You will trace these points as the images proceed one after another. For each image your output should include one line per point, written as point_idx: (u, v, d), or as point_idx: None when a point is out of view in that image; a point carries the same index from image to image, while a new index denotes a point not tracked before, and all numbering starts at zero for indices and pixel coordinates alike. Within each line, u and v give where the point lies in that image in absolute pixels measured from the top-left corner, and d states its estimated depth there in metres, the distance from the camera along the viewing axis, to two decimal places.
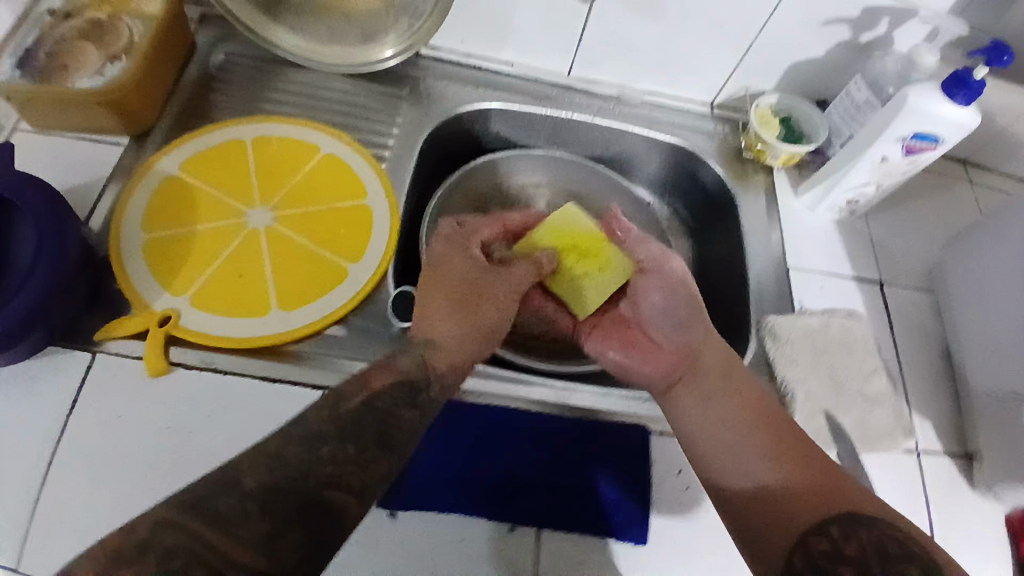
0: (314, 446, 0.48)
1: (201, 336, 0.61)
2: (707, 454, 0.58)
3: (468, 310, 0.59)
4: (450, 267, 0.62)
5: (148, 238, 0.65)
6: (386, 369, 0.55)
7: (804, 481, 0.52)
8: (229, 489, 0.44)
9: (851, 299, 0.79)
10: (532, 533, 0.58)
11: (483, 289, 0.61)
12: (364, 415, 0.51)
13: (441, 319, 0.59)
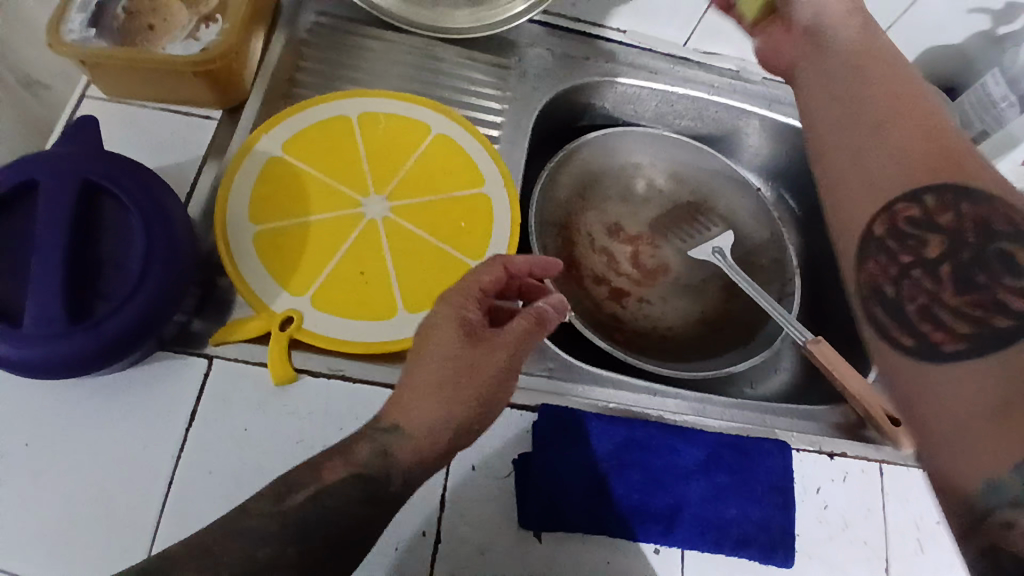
0: (251, 548, 0.43)
1: (326, 341, 0.56)
2: (840, 194, 0.47)
3: (446, 391, 0.47)
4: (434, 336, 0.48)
5: (258, 230, 0.59)
6: (345, 457, 0.47)
7: (918, 150, 0.44)
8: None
9: None
10: (679, 556, 0.57)
11: (469, 371, 0.47)
12: (313, 511, 0.45)
13: (417, 404, 0.47)
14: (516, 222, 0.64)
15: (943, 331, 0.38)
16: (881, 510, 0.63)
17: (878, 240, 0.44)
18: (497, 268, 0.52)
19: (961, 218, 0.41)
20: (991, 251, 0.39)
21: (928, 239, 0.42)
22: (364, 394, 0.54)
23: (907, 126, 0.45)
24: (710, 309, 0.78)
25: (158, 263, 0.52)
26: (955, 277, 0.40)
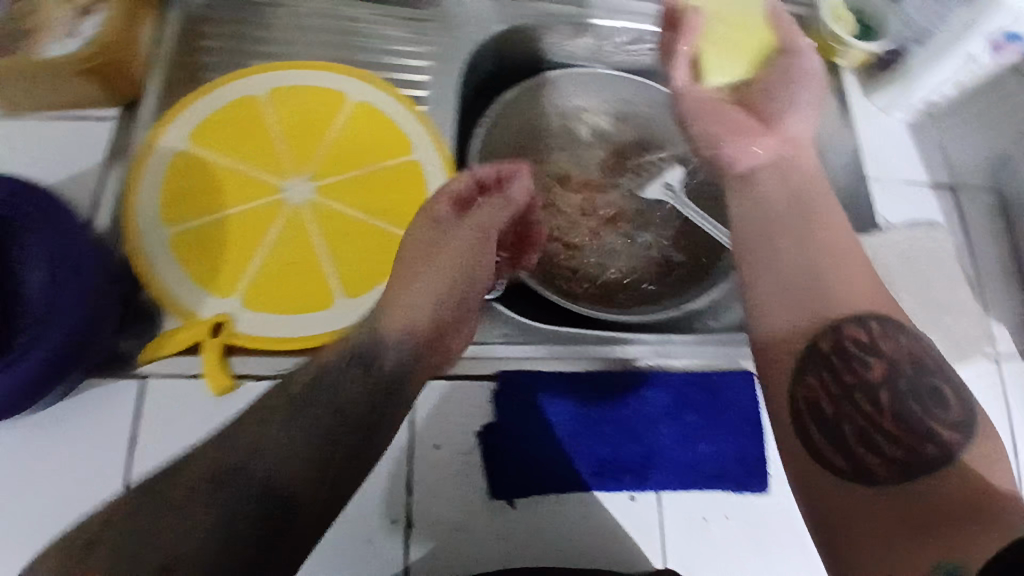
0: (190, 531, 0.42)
1: (262, 341, 0.53)
2: (761, 300, 0.55)
3: (433, 261, 0.56)
4: (433, 237, 0.56)
5: (173, 232, 0.56)
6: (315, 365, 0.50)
7: (855, 295, 0.51)
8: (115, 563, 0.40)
9: (931, 208, 0.74)
10: (656, 499, 0.57)
11: (440, 256, 0.56)
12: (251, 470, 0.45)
13: (408, 289, 0.54)
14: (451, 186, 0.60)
15: (881, 450, 0.44)
16: None
17: (819, 355, 0.49)
18: (466, 180, 0.58)
19: (880, 372, 0.47)
20: (924, 385, 0.46)
21: (870, 364, 0.47)
22: None
23: (853, 290, 0.51)
24: (672, 249, 0.75)
25: (70, 288, 0.49)
26: (892, 416, 0.45)
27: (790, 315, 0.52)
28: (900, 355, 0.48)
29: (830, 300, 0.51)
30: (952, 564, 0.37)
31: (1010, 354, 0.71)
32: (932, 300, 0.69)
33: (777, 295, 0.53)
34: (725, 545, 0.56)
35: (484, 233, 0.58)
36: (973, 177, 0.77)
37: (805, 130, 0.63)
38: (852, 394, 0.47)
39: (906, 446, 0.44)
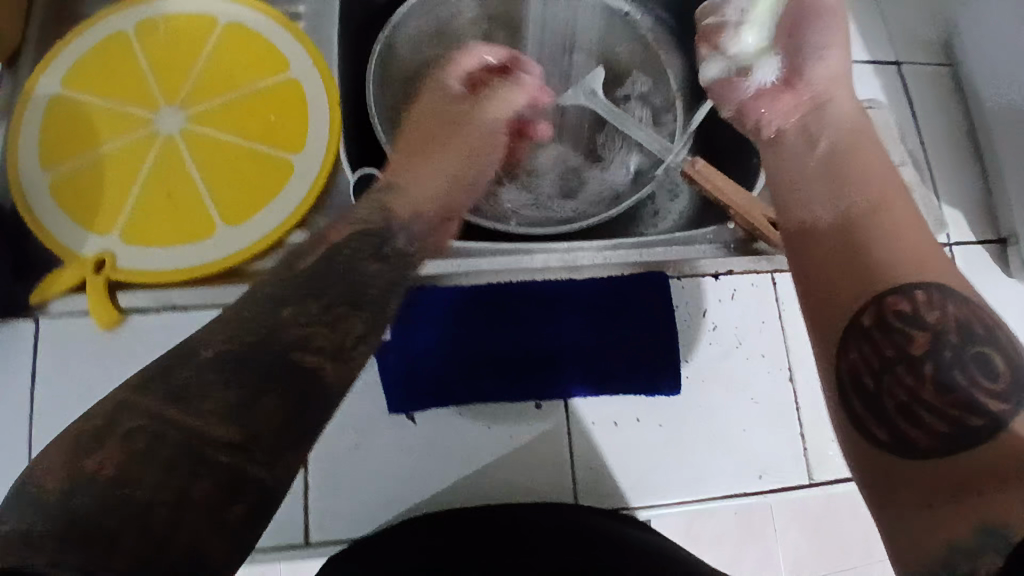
0: (202, 391, 0.34)
1: (143, 274, 0.53)
2: (809, 277, 0.43)
3: (428, 146, 0.60)
4: (426, 106, 0.63)
5: (54, 179, 0.55)
6: (346, 220, 0.48)
7: (914, 253, 0.40)
8: (91, 452, 0.31)
9: (868, 86, 0.69)
10: (562, 406, 0.56)
11: (435, 133, 0.61)
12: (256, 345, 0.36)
13: (412, 177, 0.55)
14: (334, 109, 0.58)
15: (920, 427, 0.34)
16: (777, 321, 0.60)
17: (862, 330, 0.38)
18: (472, 58, 0.66)
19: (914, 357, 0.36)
20: (972, 351, 0.35)
21: (911, 335, 0.36)
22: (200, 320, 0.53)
23: (915, 247, 0.40)
24: (602, 155, 0.72)
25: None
26: (927, 384, 0.35)
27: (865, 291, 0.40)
28: (926, 305, 0.37)
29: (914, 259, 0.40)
30: (992, 525, 0.29)
31: (956, 238, 0.66)
32: None
33: (833, 276, 0.42)
34: (632, 447, 0.56)
35: (491, 121, 0.64)
36: (917, 53, 0.71)
37: (836, 71, 0.55)
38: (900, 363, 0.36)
39: (945, 421, 0.33)
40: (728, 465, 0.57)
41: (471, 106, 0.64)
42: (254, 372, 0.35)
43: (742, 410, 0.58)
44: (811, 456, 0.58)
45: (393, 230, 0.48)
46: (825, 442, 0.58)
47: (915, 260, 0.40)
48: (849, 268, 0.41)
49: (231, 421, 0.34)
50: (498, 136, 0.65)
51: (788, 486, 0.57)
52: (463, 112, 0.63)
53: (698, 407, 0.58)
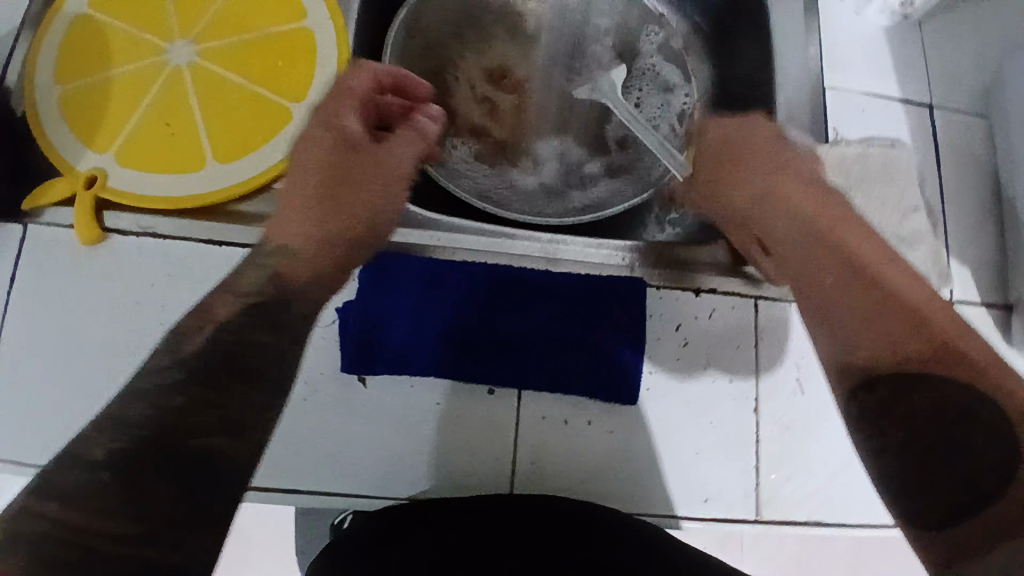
0: (146, 400, 0.40)
1: (130, 197, 0.54)
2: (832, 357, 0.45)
3: (331, 199, 0.53)
4: (306, 135, 0.55)
5: (64, 92, 0.57)
6: (231, 292, 0.47)
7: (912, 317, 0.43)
8: (75, 464, 0.37)
9: (894, 127, 0.66)
10: (515, 396, 0.56)
11: (339, 181, 0.54)
12: (219, 340, 0.44)
13: (291, 222, 0.52)
14: (342, 64, 0.58)
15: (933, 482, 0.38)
16: (752, 348, 0.58)
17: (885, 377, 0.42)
18: (363, 75, 0.56)
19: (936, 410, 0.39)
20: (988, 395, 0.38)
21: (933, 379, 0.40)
22: (175, 250, 0.54)
23: (915, 312, 0.43)
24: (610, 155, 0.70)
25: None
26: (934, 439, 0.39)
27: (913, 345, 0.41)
28: (940, 363, 0.40)
29: (924, 328, 0.42)
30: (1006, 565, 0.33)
31: (959, 296, 0.63)
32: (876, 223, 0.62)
33: (851, 346, 0.44)
34: (578, 448, 0.55)
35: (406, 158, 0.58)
36: (953, 99, 0.68)
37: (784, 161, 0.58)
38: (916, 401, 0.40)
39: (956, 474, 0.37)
40: (673, 485, 0.55)
41: (355, 146, 0.55)
42: (186, 388, 0.41)
43: (697, 433, 0.56)
44: (762, 493, 0.56)
45: (293, 292, 0.49)
46: (779, 481, 0.56)
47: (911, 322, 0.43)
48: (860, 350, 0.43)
49: (172, 420, 0.39)
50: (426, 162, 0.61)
51: (731, 518, 0.55)
52: (347, 148, 0.55)
53: (652, 422, 0.56)
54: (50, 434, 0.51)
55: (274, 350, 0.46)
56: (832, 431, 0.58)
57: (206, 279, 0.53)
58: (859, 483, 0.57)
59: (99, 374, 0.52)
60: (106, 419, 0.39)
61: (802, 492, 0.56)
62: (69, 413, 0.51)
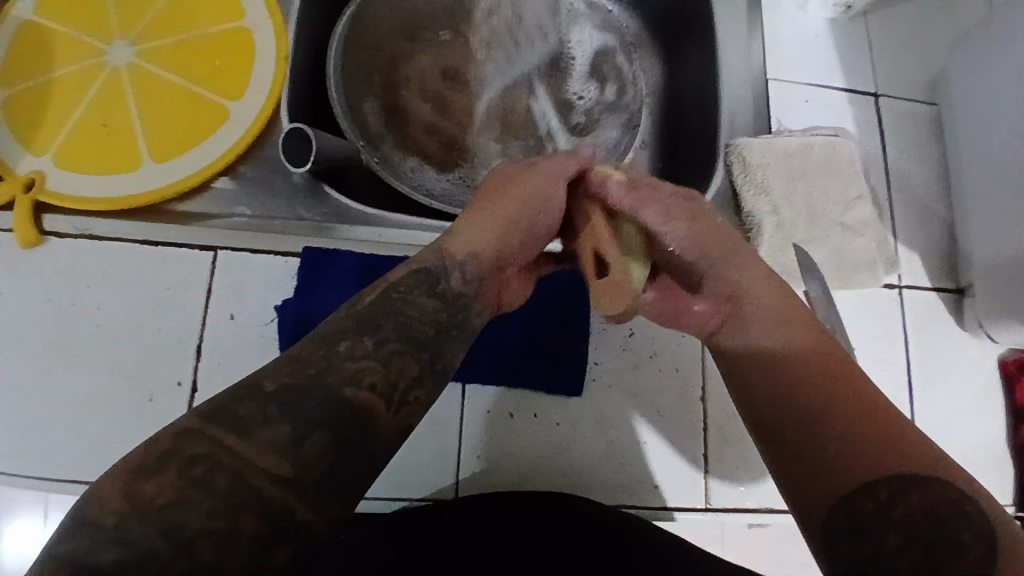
0: (268, 421, 0.30)
1: (67, 199, 0.54)
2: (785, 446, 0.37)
3: (483, 210, 0.43)
4: (496, 172, 0.47)
5: (4, 96, 0.57)
6: (383, 282, 0.39)
7: (806, 346, 0.39)
8: (149, 476, 0.28)
9: (839, 118, 0.66)
10: (458, 390, 0.56)
11: (493, 201, 0.43)
12: (352, 369, 0.32)
13: (475, 229, 0.42)
14: (282, 63, 0.58)
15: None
16: (699, 337, 0.58)
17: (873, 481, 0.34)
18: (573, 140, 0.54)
19: (908, 511, 0.33)
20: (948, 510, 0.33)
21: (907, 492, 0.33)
22: (114, 251, 0.53)
23: (862, 401, 0.37)
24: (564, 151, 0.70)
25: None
26: (908, 539, 0.32)
27: (843, 448, 0.35)
28: (821, 385, 0.37)
29: (833, 371, 0.38)
30: None
31: (908, 282, 0.63)
32: (821, 212, 0.62)
33: (777, 409, 0.38)
34: (522, 441, 0.55)
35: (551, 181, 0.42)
36: (898, 88, 0.68)
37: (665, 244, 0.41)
38: (892, 499, 0.33)
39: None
40: (619, 478, 0.55)
41: (529, 165, 0.45)
42: (318, 431, 0.30)
43: (646, 424, 0.56)
44: (711, 483, 0.55)
45: (447, 270, 0.40)
46: (728, 473, 0.56)
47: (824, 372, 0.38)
48: (769, 360, 0.39)
49: (283, 462, 0.29)
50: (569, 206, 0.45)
51: (678, 508, 0.55)
52: (517, 171, 0.44)
53: (597, 413, 0.56)
54: None
55: (409, 412, 0.34)
56: None
57: (145, 278, 0.53)
58: None
59: (34, 375, 0.51)
60: (221, 406, 0.30)
61: (752, 481, 0.56)
62: (2, 416, 0.51)
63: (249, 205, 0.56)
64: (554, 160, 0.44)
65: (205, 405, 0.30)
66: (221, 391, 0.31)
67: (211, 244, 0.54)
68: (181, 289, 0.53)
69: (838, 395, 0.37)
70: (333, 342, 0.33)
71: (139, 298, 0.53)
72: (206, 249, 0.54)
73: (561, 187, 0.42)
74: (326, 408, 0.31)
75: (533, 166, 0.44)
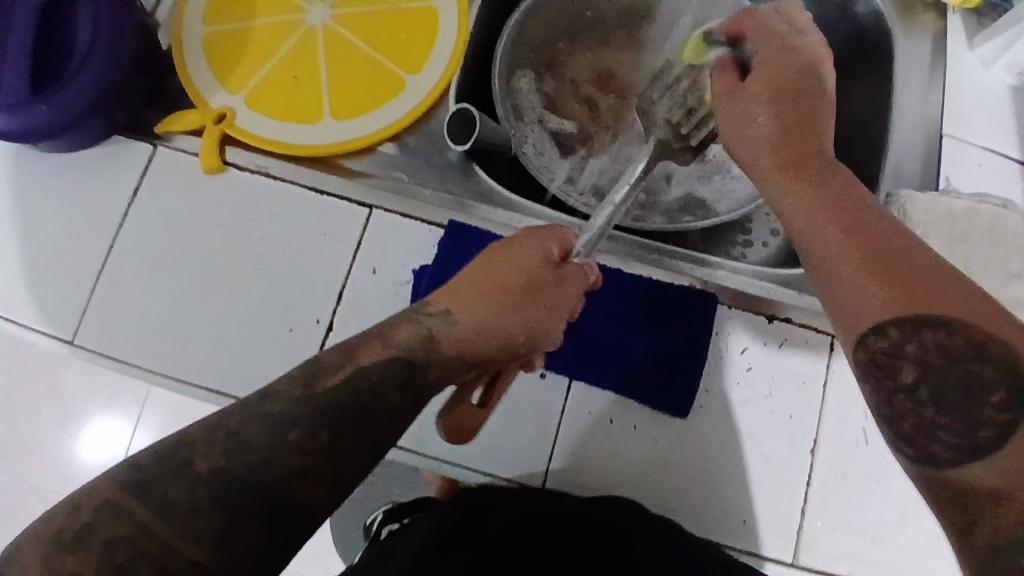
0: (275, 432, 0.35)
1: (251, 137, 0.59)
2: (838, 315, 0.35)
3: (508, 311, 0.46)
4: (516, 258, 0.48)
5: (208, 33, 0.62)
6: (383, 341, 0.42)
7: (873, 290, 0.33)
8: (175, 473, 0.33)
9: (1010, 187, 0.62)
10: (565, 385, 0.57)
11: (526, 308, 0.47)
12: (343, 394, 0.38)
13: (468, 327, 0.45)
14: (460, 45, 0.61)
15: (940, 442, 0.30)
16: (820, 387, 0.56)
17: (890, 355, 0.32)
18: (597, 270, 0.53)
19: (939, 344, 0.31)
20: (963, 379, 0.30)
21: (908, 370, 0.32)
22: (282, 192, 0.58)
23: (931, 289, 0.32)
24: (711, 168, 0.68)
25: (100, 57, 0.55)
26: (937, 414, 0.31)
27: (885, 284, 0.33)
28: (912, 305, 0.32)
29: (915, 286, 0.33)
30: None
31: None
32: (975, 283, 0.58)
33: (856, 301, 0.34)
34: (619, 449, 0.55)
35: (560, 310, 0.49)
36: None
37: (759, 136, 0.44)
38: (910, 350, 0.32)
39: (960, 428, 0.30)
40: (710, 508, 0.54)
41: (561, 275, 0.49)
42: (248, 499, 0.33)
43: (747, 461, 0.55)
44: (803, 537, 0.54)
45: (424, 363, 0.42)
46: (824, 529, 0.54)
47: (870, 254, 0.34)
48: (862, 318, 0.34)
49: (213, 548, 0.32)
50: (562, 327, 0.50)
51: (764, 554, 0.54)
52: (551, 279, 0.48)
53: (699, 439, 0.55)
54: (142, 335, 0.56)
55: (408, 416, 0.41)
56: (889, 490, 0.54)
57: (304, 221, 0.58)
58: (912, 550, 0.54)
59: (194, 288, 0.57)
60: (232, 420, 0.36)
61: (846, 546, 0.54)
62: (159, 320, 0.57)
63: (407, 171, 0.60)
64: (576, 271, 0.50)
65: (167, 444, 0.34)
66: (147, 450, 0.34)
67: (369, 202, 0.58)
68: (334, 237, 0.57)
69: (870, 236, 0.35)
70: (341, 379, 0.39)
71: (297, 239, 0.57)
72: (362, 206, 0.58)
73: (567, 313, 0.50)
74: (255, 455, 0.35)
75: (565, 281, 0.49)
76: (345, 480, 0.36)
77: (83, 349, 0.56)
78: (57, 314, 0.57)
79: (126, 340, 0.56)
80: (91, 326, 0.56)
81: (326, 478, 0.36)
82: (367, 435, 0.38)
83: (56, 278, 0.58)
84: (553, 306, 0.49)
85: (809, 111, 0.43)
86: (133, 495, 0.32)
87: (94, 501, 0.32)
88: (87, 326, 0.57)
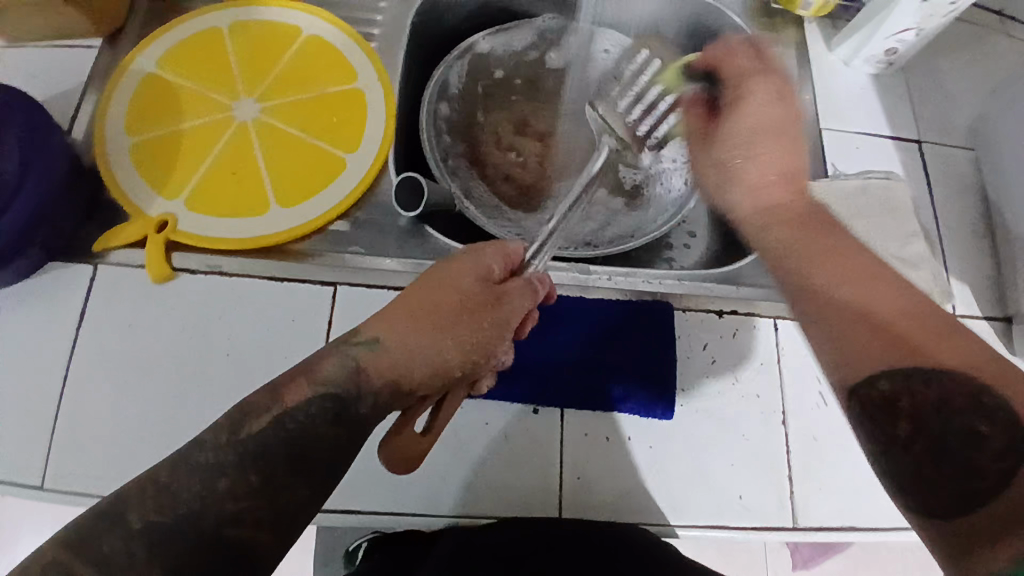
0: (207, 479, 0.41)
1: (200, 238, 0.59)
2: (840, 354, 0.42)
3: (434, 331, 0.48)
4: (451, 278, 0.50)
5: (134, 144, 0.62)
6: (310, 376, 0.46)
7: (874, 342, 0.41)
8: (112, 530, 0.38)
9: (888, 161, 0.72)
10: (557, 415, 0.59)
11: (460, 329, 0.49)
12: (273, 435, 0.43)
13: (397, 349, 0.47)
14: (390, 118, 0.65)
15: (948, 465, 0.37)
16: (776, 364, 0.62)
17: (870, 398, 0.40)
18: (542, 285, 0.54)
19: (934, 394, 0.38)
20: (957, 428, 0.37)
21: (900, 417, 0.39)
22: (242, 286, 0.58)
23: (919, 334, 0.40)
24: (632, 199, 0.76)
25: (31, 188, 0.55)
26: (937, 462, 0.37)
27: (881, 333, 0.41)
28: (923, 360, 0.39)
29: (916, 336, 0.40)
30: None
31: (962, 312, 0.68)
32: (881, 249, 0.67)
33: (862, 349, 0.41)
34: (619, 464, 0.58)
35: (499, 330, 0.50)
36: (938, 135, 0.74)
37: (765, 151, 0.52)
38: (907, 397, 0.39)
39: (960, 471, 0.36)
40: (709, 498, 0.58)
41: (499, 293, 0.51)
42: (181, 548, 0.39)
43: (730, 445, 0.59)
44: (796, 502, 0.59)
45: (358, 396, 0.46)
46: (811, 490, 0.59)
47: (874, 310, 0.42)
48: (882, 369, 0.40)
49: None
50: (505, 346, 0.51)
51: (767, 527, 0.58)
52: (488, 298, 0.50)
53: (687, 437, 0.59)
54: (117, 462, 0.53)
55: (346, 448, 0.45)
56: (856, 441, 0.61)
57: (269, 311, 0.58)
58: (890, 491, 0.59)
59: (166, 400, 0.55)
60: (161, 475, 0.41)
61: (833, 501, 0.59)
62: (133, 441, 0.54)
63: (362, 244, 0.62)
64: (516, 289, 0.51)
65: (102, 506, 0.40)
66: (82, 517, 0.39)
67: (332, 279, 0.59)
68: (304, 320, 0.58)
69: (868, 292, 0.43)
70: (265, 418, 0.43)
71: (266, 328, 0.57)
72: (326, 285, 0.58)
73: (509, 331, 0.51)
74: (184, 505, 0.40)
75: (503, 300, 0.50)
76: (286, 514, 0.42)
77: (54, 491, 0.53)
78: (16, 463, 0.53)
79: (100, 470, 0.53)
80: (59, 463, 0.53)
81: (265, 519, 0.41)
82: (304, 470, 0.43)
83: (10, 425, 0.54)
84: (487, 328, 0.49)
85: (790, 140, 0.53)
86: (73, 554, 0.37)
87: (36, 562, 0.37)
88: (54, 465, 0.53)
